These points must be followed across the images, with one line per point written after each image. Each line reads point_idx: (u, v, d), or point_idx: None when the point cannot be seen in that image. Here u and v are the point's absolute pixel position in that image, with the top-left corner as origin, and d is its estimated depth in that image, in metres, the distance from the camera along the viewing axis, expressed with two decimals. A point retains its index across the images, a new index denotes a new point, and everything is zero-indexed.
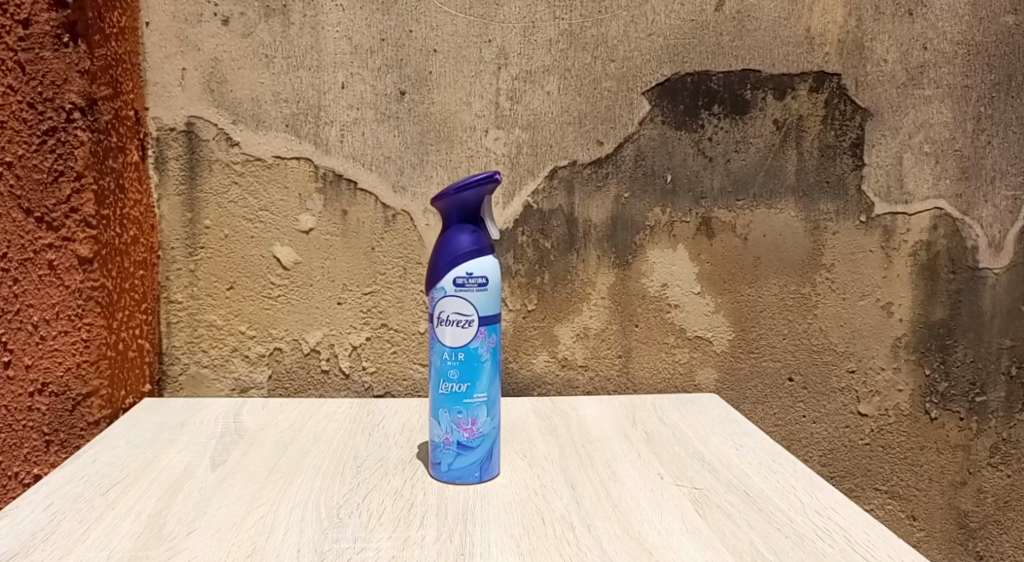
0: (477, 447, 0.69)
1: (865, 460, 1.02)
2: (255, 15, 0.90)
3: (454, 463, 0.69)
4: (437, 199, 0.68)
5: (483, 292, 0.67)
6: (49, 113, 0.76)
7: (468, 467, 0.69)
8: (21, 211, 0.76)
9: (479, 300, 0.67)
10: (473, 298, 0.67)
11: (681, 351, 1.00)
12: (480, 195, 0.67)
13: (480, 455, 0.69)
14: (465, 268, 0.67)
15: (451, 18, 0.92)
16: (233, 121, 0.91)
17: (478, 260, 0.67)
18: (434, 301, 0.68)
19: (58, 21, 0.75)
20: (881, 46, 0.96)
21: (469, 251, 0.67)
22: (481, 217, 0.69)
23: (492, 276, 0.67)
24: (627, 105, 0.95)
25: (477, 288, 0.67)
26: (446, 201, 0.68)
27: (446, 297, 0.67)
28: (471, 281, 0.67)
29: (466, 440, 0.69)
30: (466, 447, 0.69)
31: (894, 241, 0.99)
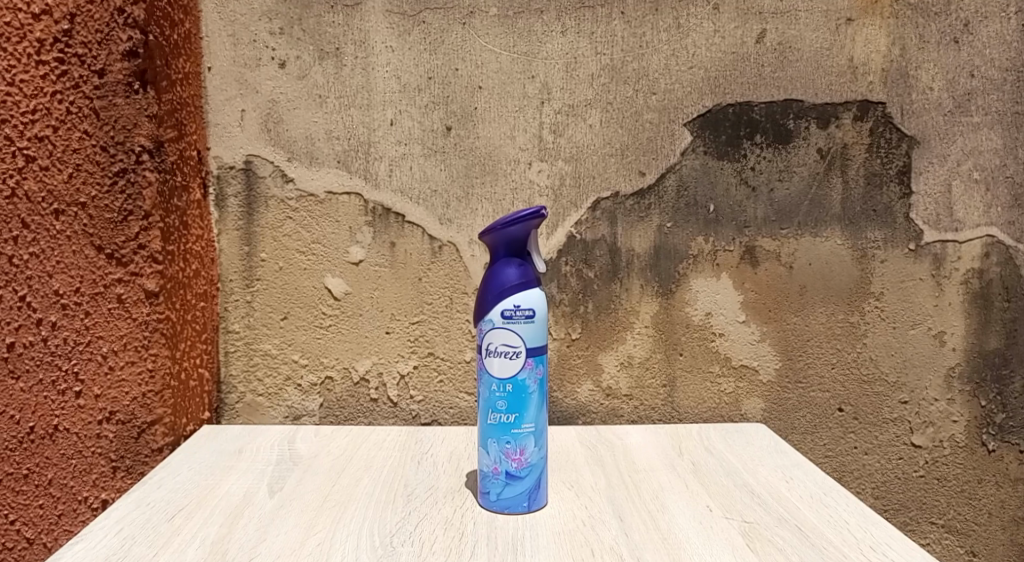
0: (525, 477, 0.70)
1: (921, 493, 0.99)
2: (309, 59, 0.94)
3: (503, 493, 0.70)
4: (485, 234, 0.70)
5: (530, 324, 0.69)
6: (120, 156, 0.80)
7: (516, 497, 0.70)
8: (93, 248, 0.80)
9: (526, 331, 0.68)
10: (520, 330, 0.68)
11: (726, 380, 0.99)
12: (528, 229, 0.69)
13: (528, 485, 0.70)
14: (513, 301, 0.68)
15: (496, 55, 0.95)
16: (288, 159, 0.95)
17: (526, 293, 0.69)
18: (482, 333, 0.70)
19: (129, 70, 0.79)
20: (926, 74, 0.95)
21: (516, 284, 0.69)
22: (528, 250, 0.71)
23: (539, 308, 0.69)
24: (669, 137, 0.96)
25: (525, 320, 0.69)
26: (493, 235, 0.69)
27: (494, 328, 0.69)
28: (519, 313, 0.68)
29: (514, 470, 0.69)
30: (514, 477, 0.70)
31: (944, 269, 0.97)
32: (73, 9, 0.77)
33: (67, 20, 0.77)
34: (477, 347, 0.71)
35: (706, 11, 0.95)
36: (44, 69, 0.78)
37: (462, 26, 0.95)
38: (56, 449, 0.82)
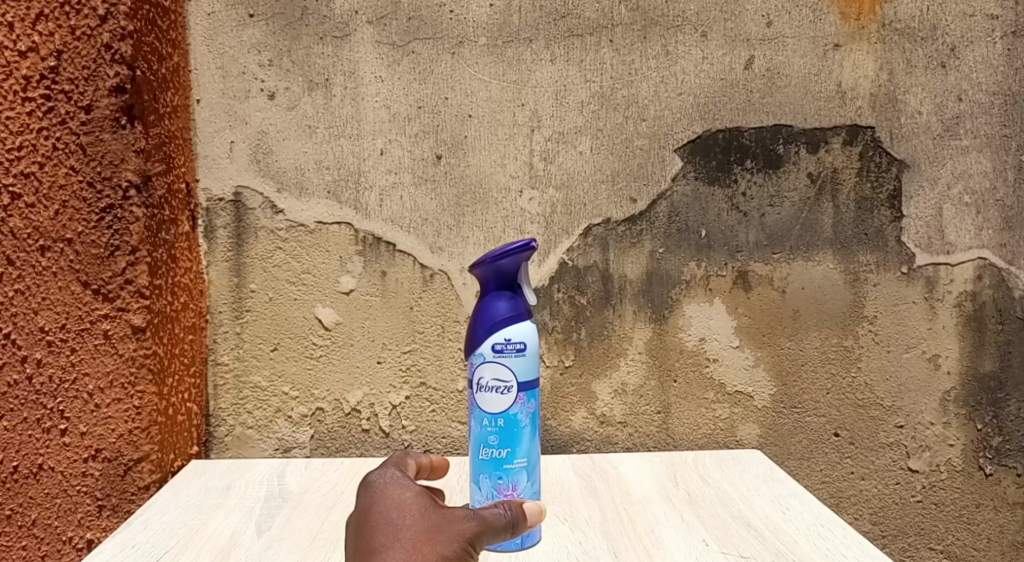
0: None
1: (919, 518, 0.98)
2: (299, 89, 0.94)
3: None
4: (475, 267, 0.69)
5: (521, 358, 0.68)
6: (106, 192, 0.79)
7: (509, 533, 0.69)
8: (79, 284, 0.80)
9: (518, 365, 0.68)
10: (512, 364, 0.68)
11: (721, 407, 0.98)
12: (518, 262, 0.68)
13: None
14: (503, 335, 0.68)
15: (485, 84, 0.95)
16: (278, 190, 0.94)
17: (516, 326, 0.68)
18: (472, 367, 0.69)
19: (116, 106, 0.79)
20: (914, 98, 0.96)
21: (507, 317, 0.68)
22: (519, 283, 0.70)
23: (530, 342, 0.68)
24: (659, 163, 0.96)
25: (516, 354, 0.68)
26: (483, 268, 0.69)
27: (485, 363, 0.68)
28: (510, 347, 0.67)
29: None
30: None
31: (937, 292, 0.97)
32: (60, 45, 0.77)
33: (54, 57, 0.77)
34: (468, 382, 0.70)
35: (695, 38, 0.96)
36: (30, 105, 0.77)
37: (451, 56, 0.95)
38: (40, 489, 0.81)
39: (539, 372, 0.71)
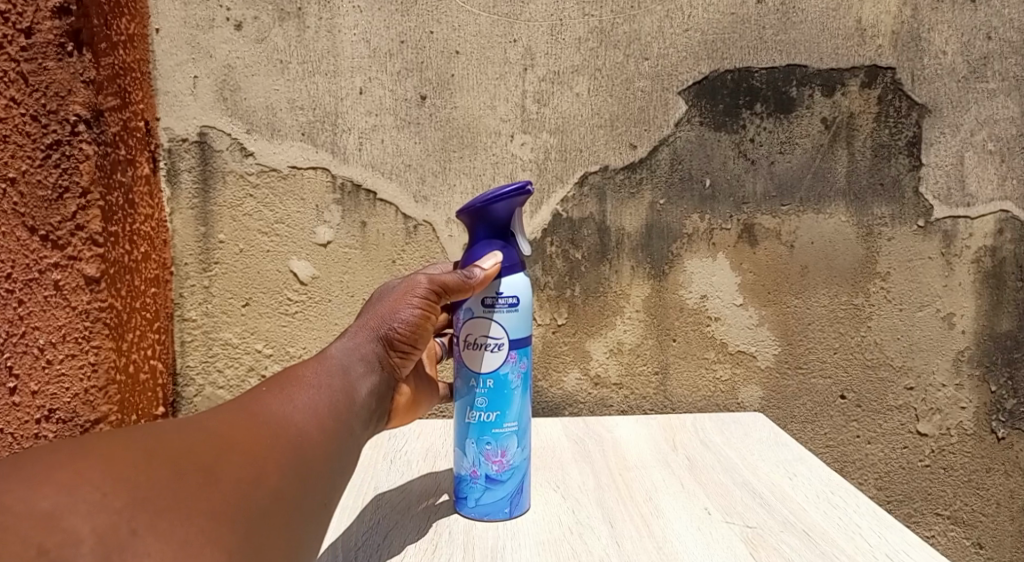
0: (507, 481, 0.63)
1: (925, 483, 0.94)
2: (269, 20, 0.86)
3: (482, 498, 0.64)
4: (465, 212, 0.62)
5: (513, 313, 0.62)
6: (53, 126, 0.72)
7: (497, 503, 0.63)
8: (26, 229, 0.72)
9: (510, 322, 0.62)
10: (503, 320, 0.62)
11: (722, 367, 0.93)
12: (511, 205, 0.61)
13: (511, 489, 0.64)
14: (494, 288, 0.61)
15: (474, 17, 0.87)
16: (248, 131, 0.87)
17: (509, 279, 0.62)
18: (459, 321, 0.63)
19: (62, 30, 0.71)
20: (939, 36, 0.88)
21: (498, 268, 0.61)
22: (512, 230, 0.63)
23: (523, 296, 0.62)
24: (662, 106, 0.89)
25: (508, 309, 0.62)
26: (471, 212, 0.62)
27: (474, 318, 0.62)
28: (501, 301, 0.61)
29: (495, 473, 0.63)
30: (495, 481, 0.63)
31: (955, 248, 0.91)
32: None
33: None
34: (455, 337, 0.64)
35: None
36: None
37: None
38: None
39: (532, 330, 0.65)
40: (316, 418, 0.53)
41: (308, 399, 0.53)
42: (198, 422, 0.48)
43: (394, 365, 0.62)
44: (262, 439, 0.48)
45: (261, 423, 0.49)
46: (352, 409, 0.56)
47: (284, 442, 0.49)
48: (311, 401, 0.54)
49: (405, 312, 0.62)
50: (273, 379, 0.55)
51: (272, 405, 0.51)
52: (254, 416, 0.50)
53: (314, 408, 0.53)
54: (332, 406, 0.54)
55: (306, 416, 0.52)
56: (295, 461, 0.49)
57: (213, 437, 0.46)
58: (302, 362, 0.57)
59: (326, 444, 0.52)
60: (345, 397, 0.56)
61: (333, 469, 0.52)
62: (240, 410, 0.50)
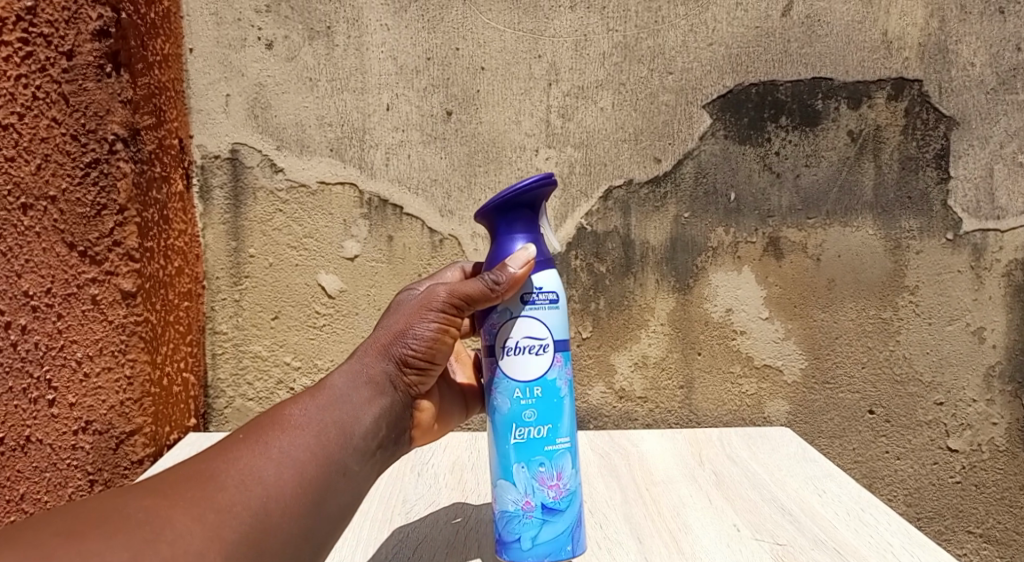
0: (565, 510, 0.56)
1: (957, 500, 0.92)
2: (299, 39, 0.87)
3: (540, 535, 0.55)
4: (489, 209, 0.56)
5: (554, 310, 0.57)
6: (92, 145, 0.74)
7: (557, 539, 0.56)
8: (65, 245, 0.74)
9: (551, 319, 0.57)
10: (545, 317, 0.56)
11: (748, 381, 0.92)
12: (542, 194, 0.56)
13: (569, 519, 0.56)
14: (533, 285, 0.56)
15: (499, 33, 0.88)
16: (278, 147, 0.88)
17: (547, 275, 0.57)
18: (494, 327, 0.57)
19: (101, 51, 0.73)
20: (967, 48, 0.88)
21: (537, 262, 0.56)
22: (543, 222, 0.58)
23: (562, 291, 0.57)
24: (686, 120, 0.89)
25: (550, 305, 0.57)
26: (494, 205, 0.56)
27: (512, 319, 0.56)
28: (542, 298, 0.56)
29: (553, 500, 0.56)
30: (554, 512, 0.56)
31: (984, 261, 0.90)
32: None
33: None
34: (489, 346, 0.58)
35: None
36: (5, 49, 0.69)
37: (463, 2, 0.88)
38: (28, 462, 0.76)
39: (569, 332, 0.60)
40: (294, 467, 0.47)
41: (286, 447, 0.48)
42: (157, 484, 0.43)
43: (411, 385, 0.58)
44: (222, 498, 0.43)
45: (225, 479, 0.44)
46: (346, 448, 0.51)
47: (248, 504, 0.44)
48: (290, 450, 0.48)
49: (423, 327, 0.56)
50: (251, 428, 0.50)
51: (240, 460, 0.46)
52: (217, 475, 0.44)
53: (293, 457, 0.48)
54: (316, 454, 0.49)
55: (282, 470, 0.46)
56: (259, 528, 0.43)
57: (160, 505, 0.41)
58: (289, 401, 0.52)
59: (301, 503, 0.46)
60: (338, 437, 0.51)
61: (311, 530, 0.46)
62: (201, 470, 0.45)
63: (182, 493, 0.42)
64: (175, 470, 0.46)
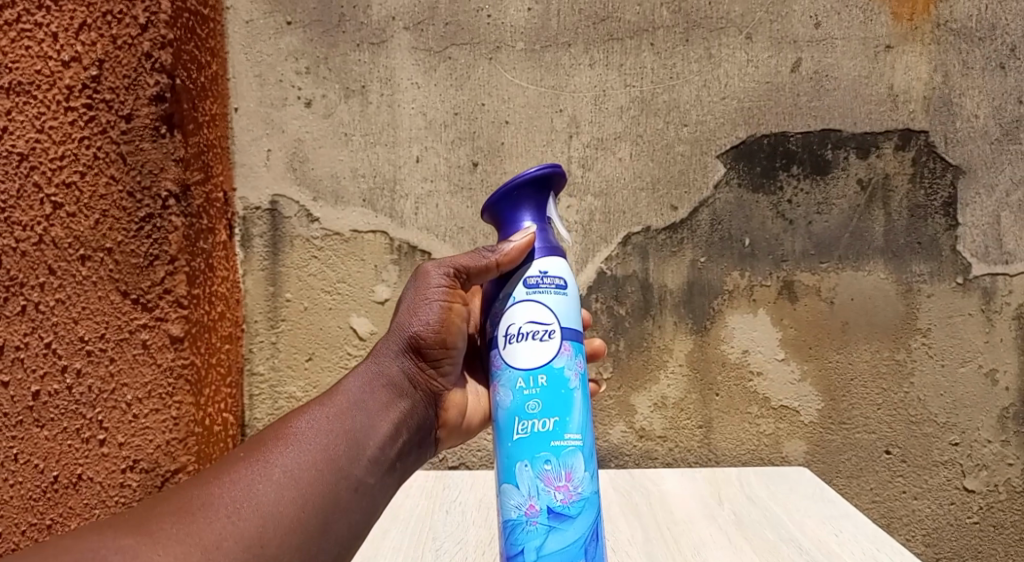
0: (576, 517, 0.55)
1: (975, 541, 0.93)
2: (335, 97, 0.93)
3: (546, 546, 0.54)
4: (495, 198, 0.60)
5: (561, 296, 0.58)
6: (146, 201, 0.79)
7: (566, 548, 0.54)
8: (119, 294, 0.80)
9: (558, 304, 0.58)
10: (552, 302, 0.58)
11: (766, 422, 0.95)
12: (537, 185, 0.59)
13: (580, 528, 0.54)
14: (539, 269, 0.58)
15: (522, 90, 0.93)
16: (314, 198, 0.94)
17: (552, 260, 0.59)
18: (497, 314, 0.59)
19: (157, 114, 0.79)
20: (970, 101, 0.92)
21: (538, 248, 0.59)
22: (545, 211, 0.60)
23: (570, 277, 0.59)
24: (701, 169, 0.94)
25: (555, 291, 0.58)
26: (493, 200, 0.60)
27: (518, 304, 0.58)
28: (548, 282, 0.58)
29: (559, 504, 0.54)
30: (560, 518, 0.54)
31: (995, 304, 0.92)
32: (102, 55, 0.78)
33: (95, 66, 0.77)
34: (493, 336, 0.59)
35: (739, 40, 0.93)
36: (72, 114, 0.78)
37: (488, 61, 0.93)
38: (79, 499, 0.81)
39: (581, 326, 0.61)
40: (296, 485, 0.49)
41: (285, 467, 0.50)
42: (156, 511, 0.46)
43: (428, 376, 0.61)
44: (214, 529, 0.45)
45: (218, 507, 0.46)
46: (355, 459, 0.53)
47: (237, 534, 0.45)
48: (291, 468, 0.50)
49: (428, 315, 0.60)
50: (255, 444, 0.52)
51: (237, 484, 0.48)
52: (207, 505, 0.46)
53: (293, 476, 0.49)
54: (316, 471, 0.50)
55: (280, 491, 0.48)
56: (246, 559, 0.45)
57: (137, 545, 0.42)
58: (295, 412, 0.54)
59: (299, 524, 0.48)
60: (348, 448, 0.53)
61: (311, 551, 0.48)
62: (192, 498, 0.47)
63: (164, 529, 0.44)
64: (170, 496, 0.48)
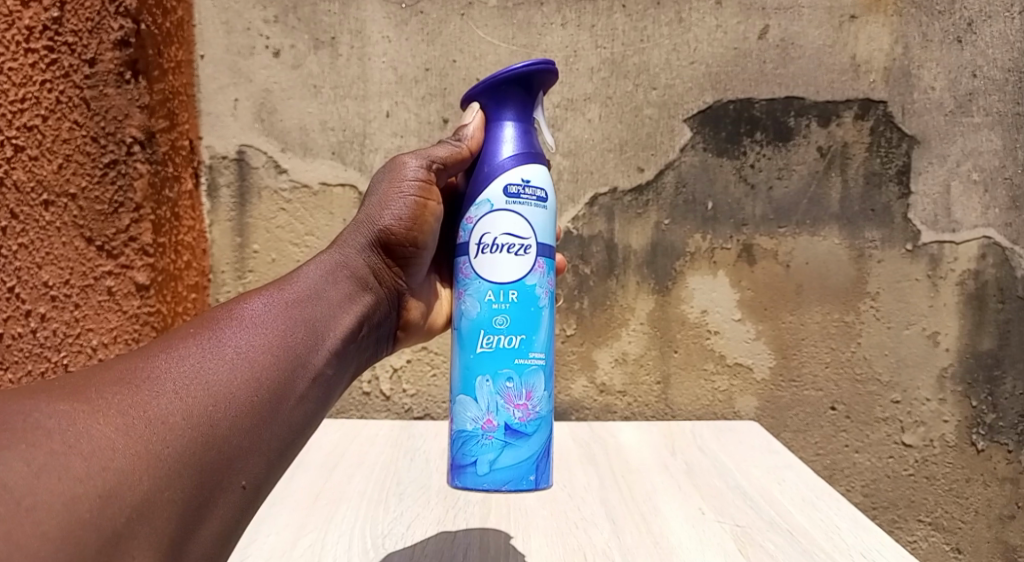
0: (530, 436, 0.59)
1: (909, 491, 0.98)
2: (304, 47, 0.93)
3: (499, 461, 0.58)
4: (483, 92, 0.61)
5: (540, 209, 0.60)
6: (111, 147, 0.80)
7: (518, 465, 0.58)
8: (83, 240, 0.80)
9: (536, 216, 0.60)
10: (530, 214, 0.59)
11: (720, 378, 0.99)
12: (524, 84, 0.60)
13: (533, 447, 0.59)
14: (521, 176, 0.59)
15: (494, 47, 0.93)
16: (282, 149, 0.93)
17: (535, 168, 0.60)
18: (474, 221, 0.60)
19: (121, 60, 0.80)
20: (928, 73, 0.95)
21: (520, 154, 0.60)
22: (529, 114, 0.62)
23: (551, 190, 0.61)
24: (668, 133, 0.96)
25: (535, 204, 0.60)
26: (480, 91, 0.61)
27: (497, 213, 0.59)
28: (529, 192, 0.59)
29: (517, 423, 0.58)
30: (517, 436, 0.58)
31: (941, 271, 0.97)
32: None
33: (56, 8, 0.77)
34: (466, 243, 0.61)
35: (709, 6, 0.95)
36: (32, 56, 0.76)
37: (461, 17, 0.93)
38: None
39: (554, 243, 0.63)
40: (252, 365, 0.45)
41: (238, 348, 0.46)
42: (90, 380, 0.40)
43: (390, 273, 0.61)
44: (167, 396, 0.40)
45: (167, 377, 0.42)
46: (314, 347, 0.50)
47: (186, 409, 0.40)
48: (245, 349, 0.46)
49: (397, 208, 0.60)
50: (202, 323, 0.48)
51: (187, 359, 0.43)
52: (154, 376, 0.41)
53: (248, 357, 0.46)
54: (272, 356, 0.47)
55: (235, 371, 0.44)
56: (199, 437, 0.40)
57: (75, 412, 0.37)
58: (245, 297, 0.51)
59: (257, 406, 0.44)
60: (308, 335, 0.50)
61: (264, 438, 0.44)
62: (135, 370, 0.42)
63: (105, 398, 0.39)
64: (103, 370, 0.42)
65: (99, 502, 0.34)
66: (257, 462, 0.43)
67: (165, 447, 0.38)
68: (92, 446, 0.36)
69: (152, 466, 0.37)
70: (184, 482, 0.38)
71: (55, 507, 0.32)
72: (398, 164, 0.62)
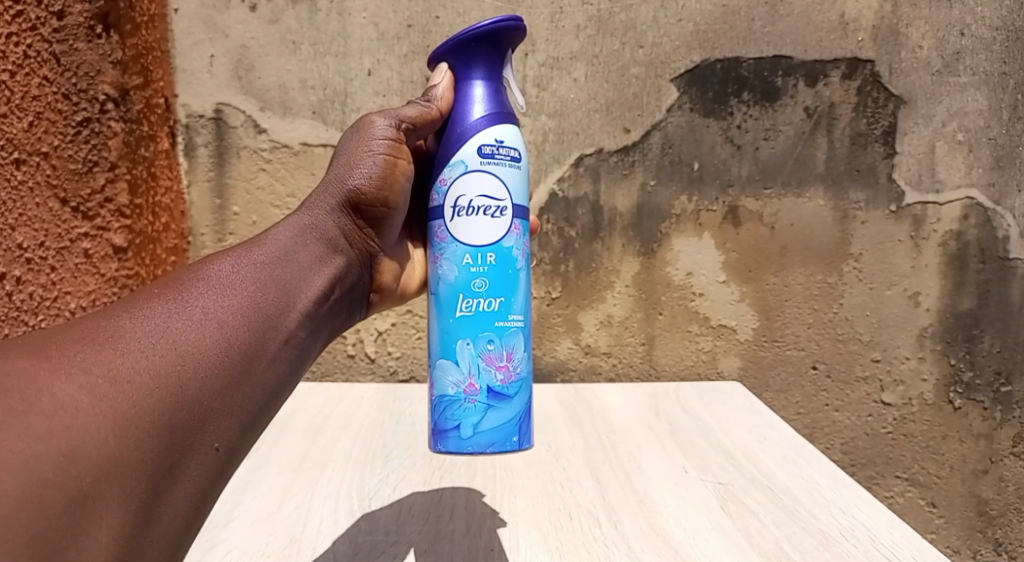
0: (513, 398, 0.59)
1: (887, 448, 1.00)
2: (282, 2, 0.90)
3: (482, 423, 0.58)
4: (450, 52, 0.60)
5: (514, 169, 0.60)
6: (83, 105, 0.84)
7: (502, 426, 0.58)
8: (58, 201, 0.83)
9: (511, 176, 0.59)
10: (505, 174, 0.59)
11: (704, 339, 0.99)
12: (492, 41, 0.59)
13: (516, 408, 0.59)
14: (494, 136, 0.59)
15: (477, 3, 0.91)
16: (261, 108, 0.91)
17: (507, 128, 0.59)
18: (448, 183, 0.59)
19: (91, 13, 0.83)
20: (916, 32, 0.94)
21: (492, 114, 0.59)
22: (499, 72, 0.61)
23: (524, 150, 0.60)
24: (655, 93, 0.95)
25: (509, 163, 0.59)
26: (447, 50, 0.60)
27: (472, 174, 0.58)
28: (503, 152, 0.59)
29: (499, 384, 0.59)
30: (500, 398, 0.59)
31: (923, 231, 0.97)
32: None
33: None
34: (441, 206, 0.60)
35: None
36: (0, 10, 0.79)
37: None
38: None
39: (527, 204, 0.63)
40: (221, 327, 0.44)
41: (205, 309, 0.45)
42: (52, 339, 0.40)
43: (362, 234, 0.60)
44: (130, 355, 0.40)
45: (132, 336, 0.41)
46: (287, 309, 0.49)
47: (153, 368, 0.40)
48: (214, 310, 0.45)
49: (367, 167, 0.58)
50: (169, 283, 0.47)
51: (153, 320, 0.43)
52: (118, 336, 0.41)
53: (216, 318, 0.45)
54: (243, 317, 0.46)
55: (203, 332, 0.43)
56: (167, 397, 0.39)
57: (36, 368, 0.37)
58: (212, 259, 0.50)
59: (227, 368, 0.43)
60: (280, 296, 0.49)
61: (235, 400, 0.43)
62: (98, 329, 0.41)
63: (67, 355, 0.38)
64: (66, 328, 0.41)
65: (61, 460, 0.34)
66: (230, 424, 0.42)
67: (131, 407, 0.38)
68: (55, 405, 0.35)
69: (117, 425, 0.37)
70: (153, 442, 0.38)
71: (15, 464, 0.32)
72: (367, 123, 0.61)
